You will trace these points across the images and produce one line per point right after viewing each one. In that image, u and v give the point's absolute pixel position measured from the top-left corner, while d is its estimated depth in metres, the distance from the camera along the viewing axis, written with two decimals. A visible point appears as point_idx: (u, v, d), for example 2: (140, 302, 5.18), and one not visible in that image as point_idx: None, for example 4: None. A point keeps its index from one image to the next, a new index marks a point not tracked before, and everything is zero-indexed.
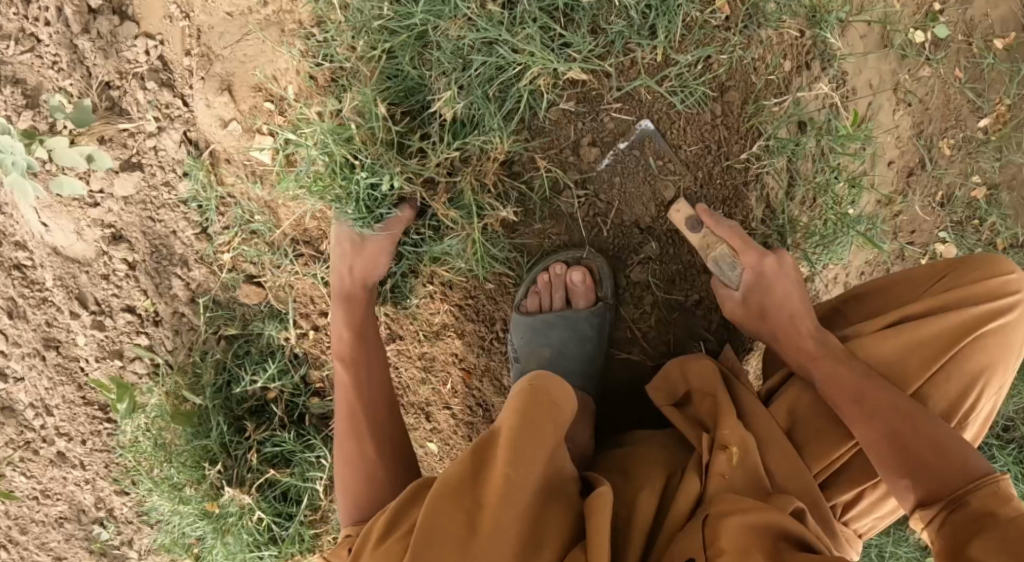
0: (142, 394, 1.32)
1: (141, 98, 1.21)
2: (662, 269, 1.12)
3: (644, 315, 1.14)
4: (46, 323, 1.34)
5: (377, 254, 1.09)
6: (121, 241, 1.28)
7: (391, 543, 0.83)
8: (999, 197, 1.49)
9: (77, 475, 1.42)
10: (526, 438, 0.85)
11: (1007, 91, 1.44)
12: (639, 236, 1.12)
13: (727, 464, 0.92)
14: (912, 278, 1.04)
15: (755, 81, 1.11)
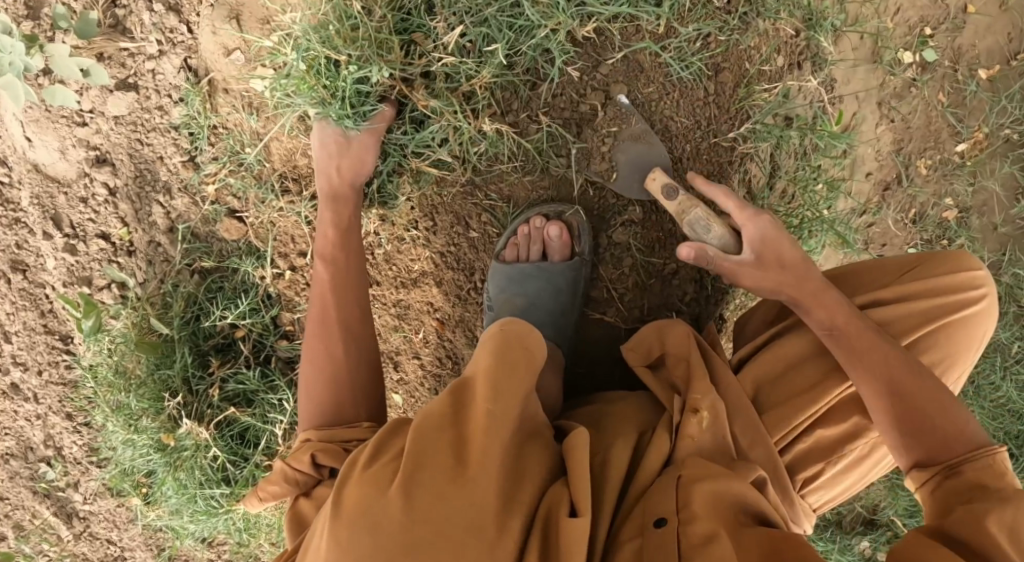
0: (108, 318, 1.29)
1: (145, 20, 1.23)
2: (644, 233, 1.14)
3: (622, 277, 1.15)
4: (16, 245, 1.31)
5: (362, 156, 1.09)
6: (104, 164, 1.28)
7: (373, 472, 0.76)
8: (969, 221, 1.55)
9: (29, 409, 1.39)
10: (504, 376, 0.80)
11: (986, 119, 1.49)
12: (624, 199, 1.14)
13: (698, 428, 0.94)
14: (882, 267, 1.10)
15: (749, 67, 1.14)
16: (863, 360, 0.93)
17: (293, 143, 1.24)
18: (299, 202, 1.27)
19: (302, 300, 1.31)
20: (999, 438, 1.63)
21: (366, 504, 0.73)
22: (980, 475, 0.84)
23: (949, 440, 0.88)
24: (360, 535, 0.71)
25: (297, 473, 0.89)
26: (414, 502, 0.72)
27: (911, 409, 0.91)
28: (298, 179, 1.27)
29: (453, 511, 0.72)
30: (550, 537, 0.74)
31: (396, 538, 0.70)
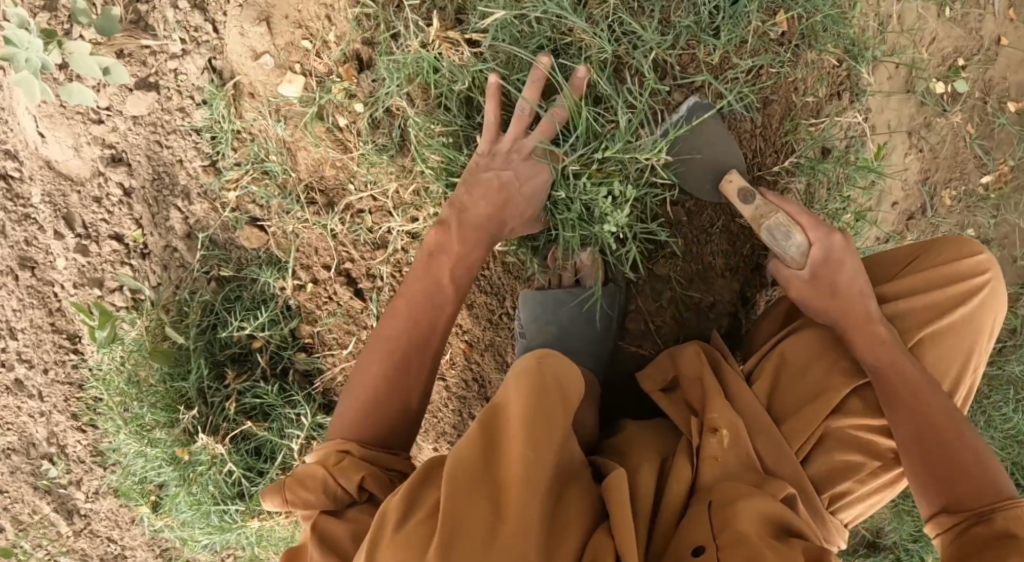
0: (121, 323, 1.25)
1: (169, 17, 1.19)
2: (684, 266, 1.12)
3: (660, 309, 1.14)
4: (25, 242, 1.27)
5: (522, 169, 1.00)
6: (120, 164, 1.24)
7: (410, 526, 0.75)
8: (990, 252, 1.56)
9: (33, 406, 1.34)
10: (541, 424, 0.79)
11: (1012, 152, 1.49)
12: (667, 230, 1.11)
13: (719, 447, 0.92)
14: (884, 263, 1.09)
15: (795, 99, 1.14)
16: (894, 386, 0.94)
17: (320, 150, 1.19)
18: (326, 214, 1.23)
19: (323, 314, 1.27)
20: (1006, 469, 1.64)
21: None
22: (1011, 525, 0.85)
23: (972, 476, 0.90)
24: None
25: (339, 492, 0.84)
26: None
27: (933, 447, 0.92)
28: (324, 191, 1.23)
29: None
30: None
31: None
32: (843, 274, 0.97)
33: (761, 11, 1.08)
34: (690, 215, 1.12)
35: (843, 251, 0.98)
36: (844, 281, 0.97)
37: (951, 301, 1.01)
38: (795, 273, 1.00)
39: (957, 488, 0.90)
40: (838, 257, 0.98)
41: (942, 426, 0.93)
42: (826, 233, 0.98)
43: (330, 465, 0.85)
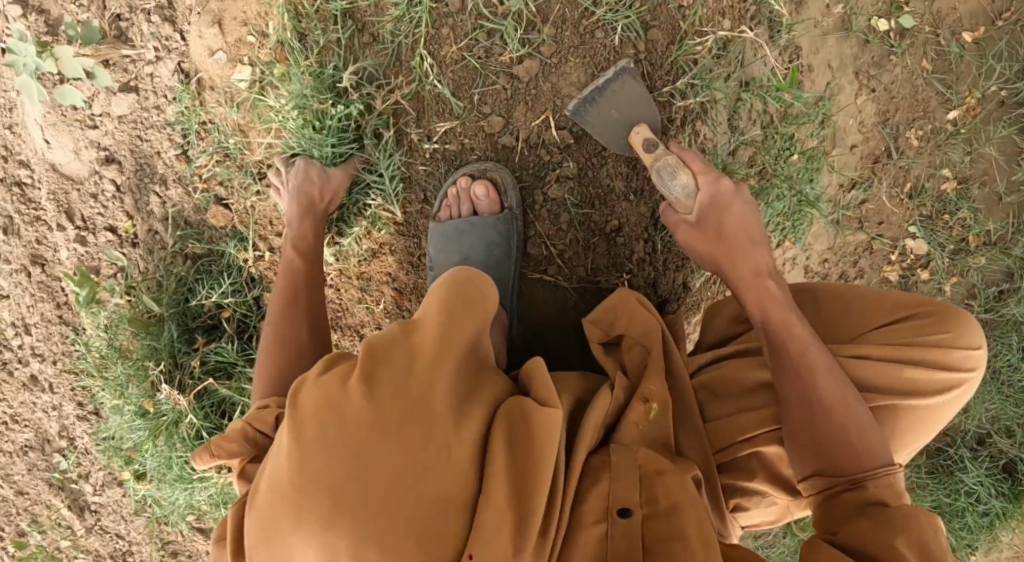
0: (104, 293, 1.39)
1: (144, 29, 1.34)
2: (581, 189, 1.20)
3: (561, 233, 1.22)
4: (36, 241, 1.43)
5: (331, 189, 1.21)
6: (112, 163, 1.39)
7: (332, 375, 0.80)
8: (970, 191, 1.50)
9: (46, 400, 1.49)
10: (457, 304, 0.87)
11: (975, 84, 1.45)
12: (559, 154, 1.20)
13: (643, 416, 1.00)
14: (872, 305, 1.05)
15: (681, 23, 1.20)
16: (790, 363, 0.95)
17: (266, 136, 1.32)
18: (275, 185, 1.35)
19: None
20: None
21: (332, 399, 0.76)
22: (879, 493, 0.88)
23: (850, 448, 0.90)
24: (326, 427, 0.75)
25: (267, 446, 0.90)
26: (379, 401, 0.76)
27: (814, 423, 0.92)
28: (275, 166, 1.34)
29: (422, 408, 0.77)
30: (523, 439, 0.81)
31: (366, 428, 0.74)
32: (727, 219, 1.05)
33: None
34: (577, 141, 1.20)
35: (728, 197, 1.05)
36: (731, 227, 1.05)
37: (922, 377, 0.98)
38: (682, 218, 1.08)
39: (834, 459, 0.91)
40: (722, 201, 1.05)
41: (839, 411, 0.92)
42: (714, 178, 1.06)
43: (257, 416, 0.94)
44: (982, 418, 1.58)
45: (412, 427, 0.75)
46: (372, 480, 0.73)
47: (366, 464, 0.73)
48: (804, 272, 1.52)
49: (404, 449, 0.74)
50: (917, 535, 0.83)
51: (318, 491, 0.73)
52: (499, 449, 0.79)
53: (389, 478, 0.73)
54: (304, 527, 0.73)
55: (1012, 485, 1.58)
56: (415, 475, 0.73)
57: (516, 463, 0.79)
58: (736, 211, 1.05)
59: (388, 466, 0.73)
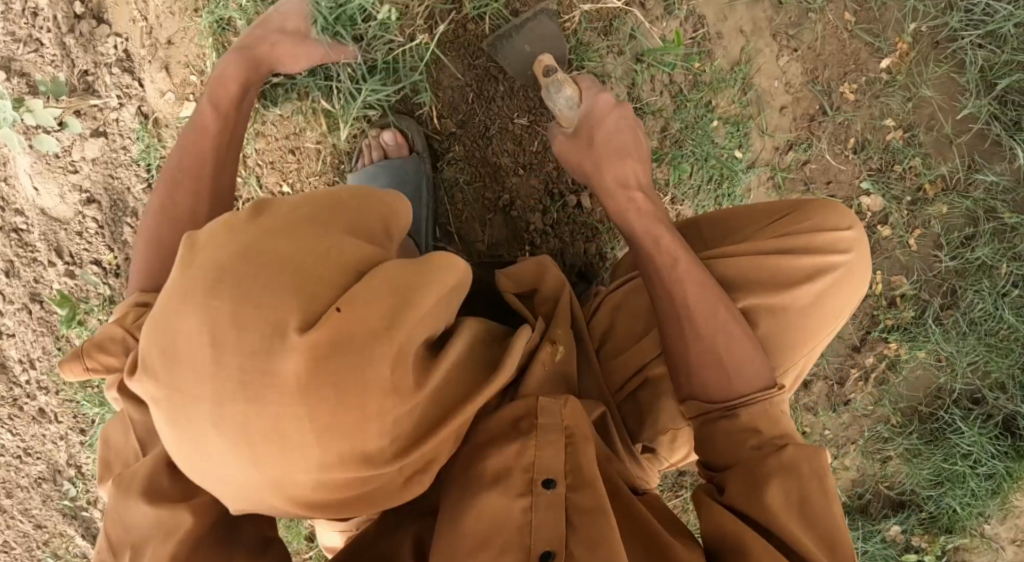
0: (87, 316, 1.61)
1: (108, 81, 1.51)
2: (472, 168, 1.29)
3: (457, 211, 1.30)
4: (34, 280, 1.62)
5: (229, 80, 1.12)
6: (92, 203, 1.56)
7: (217, 259, 0.67)
8: (918, 138, 1.47)
9: (53, 430, 1.71)
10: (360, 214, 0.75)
11: (904, 28, 1.44)
12: (446, 138, 1.28)
13: (550, 358, 0.97)
14: (754, 213, 1.06)
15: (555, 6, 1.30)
16: (669, 288, 0.97)
17: None
18: None
19: None
20: (1017, 378, 1.46)
21: (245, 267, 0.66)
22: (758, 424, 0.91)
23: (728, 379, 0.93)
24: (225, 299, 0.65)
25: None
26: (278, 210, 0.71)
27: (699, 351, 0.95)
28: None
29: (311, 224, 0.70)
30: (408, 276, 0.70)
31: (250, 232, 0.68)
32: (601, 132, 1.09)
33: None
34: (461, 125, 1.28)
35: (603, 107, 1.11)
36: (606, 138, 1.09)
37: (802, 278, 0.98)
38: (564, 132, 1.13)
39: (711, 388, 0.94)
40: (598, 112, 1.11)
41: (718, 338, 0.94)
42: (596, 92, 1.12)
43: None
44: (969, 373, 1.49)
45: (294, 232, 0.68)
46: (250, 274, 0.65)
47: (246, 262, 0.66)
48: None
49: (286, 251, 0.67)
50: (795, 484, 0.85)
51: (202, 273, 0.66)
52: (377, 278, 0.68)
53: (268, 272, 0.65)
54: (189, 312, 0.66)
55: (1015, 442, 1.48)
56: (297, 272, 0.66)
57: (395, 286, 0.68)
58: (611, 125, 1.09)
59: (262, 260, 0.66)
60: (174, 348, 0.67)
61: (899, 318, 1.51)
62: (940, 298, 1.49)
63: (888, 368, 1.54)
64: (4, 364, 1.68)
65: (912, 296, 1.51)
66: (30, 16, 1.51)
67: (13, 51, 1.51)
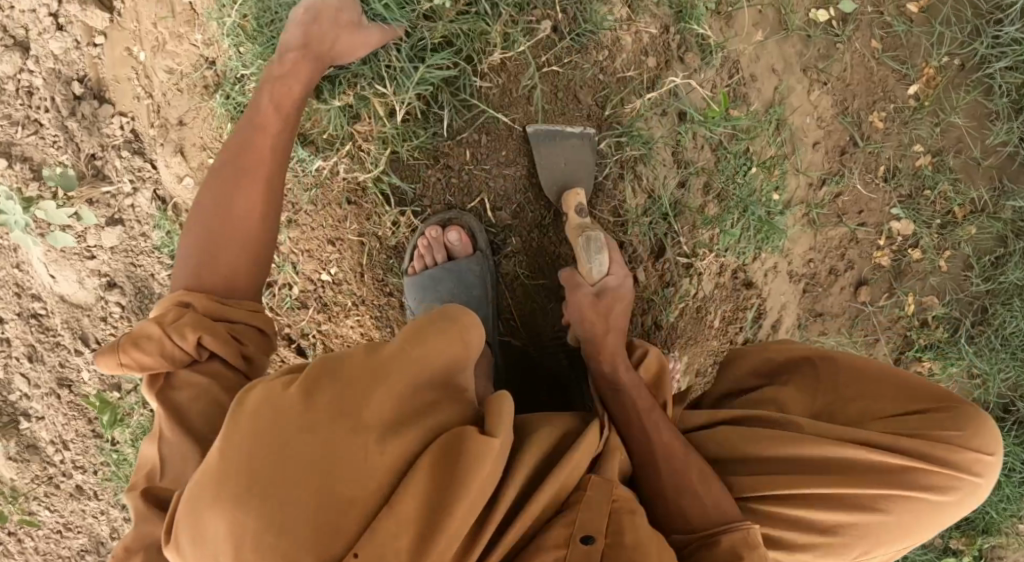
0: (126, 410, 1.58)
1: (118, 164, 1.44)
2: (530, 261, 1.20)
3: (520, 305, 1.21)
4: (60, 364, 1.57)
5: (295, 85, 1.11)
6: (114, 287, 1.49)
7: (255, 447, 0.84)
8: (946, 163, 1.47)
9: (94, 506, 1.65)
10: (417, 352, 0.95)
11: (930, 54, 1.44)
12: (502, 231, 1.19)
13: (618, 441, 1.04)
14: (905, 387, 1.06)
15: (603, 78, 1.22)
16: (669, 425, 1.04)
17: None
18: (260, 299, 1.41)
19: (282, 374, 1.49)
20: None
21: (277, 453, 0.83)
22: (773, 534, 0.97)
23: (700, 508, 0.97)
24: (272, 485, 0.82)
25: (176, 350, 1.00)
26: (319, 399, 0.88)
27: (685, 481, 0.99)
28: None
29: (355, 417, 0.88)
30: (452, 457, 0.90)
31: (294, 426, 0.85)
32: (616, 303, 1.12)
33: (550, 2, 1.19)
34: (516, 218, 1.20)
35: (625, 294, 1.13)
36: (616, 322, 1.11)
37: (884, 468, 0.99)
38: (581, 286, 1.12)
39: (686, 512, 0.98)
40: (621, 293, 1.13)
41: (699, 469, 1.00)
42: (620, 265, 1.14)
43: (168, 321, 1.01)
44: (1003, 386, 1.52)
45: (345, 429, 0.86)
46: (296, 475, 0.83)
47: (279, 458, 0.83)
48: (789, 276, 1.50)
49: (323, 448, 0.84)
50: None
51: (236, 480, 0.82)
52: (423, 472, 0.88)
53: (315, 469, 0.83)
54: (217, 515, 0.82)
55: None
56: (331, 479, 0.83)
57: (441, 475, 0.88)
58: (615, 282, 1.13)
59: (284, 455, 0.83)
60: (209, 543, 0.83)
61: (932, 337, 1.54)
62: (972, 316, 1.52)
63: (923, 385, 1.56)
64: (35, 447, 1.62)
65: (943, 315, 1.53)
66: (25, 96, 1.44)
67: (11, 135, 1.44)
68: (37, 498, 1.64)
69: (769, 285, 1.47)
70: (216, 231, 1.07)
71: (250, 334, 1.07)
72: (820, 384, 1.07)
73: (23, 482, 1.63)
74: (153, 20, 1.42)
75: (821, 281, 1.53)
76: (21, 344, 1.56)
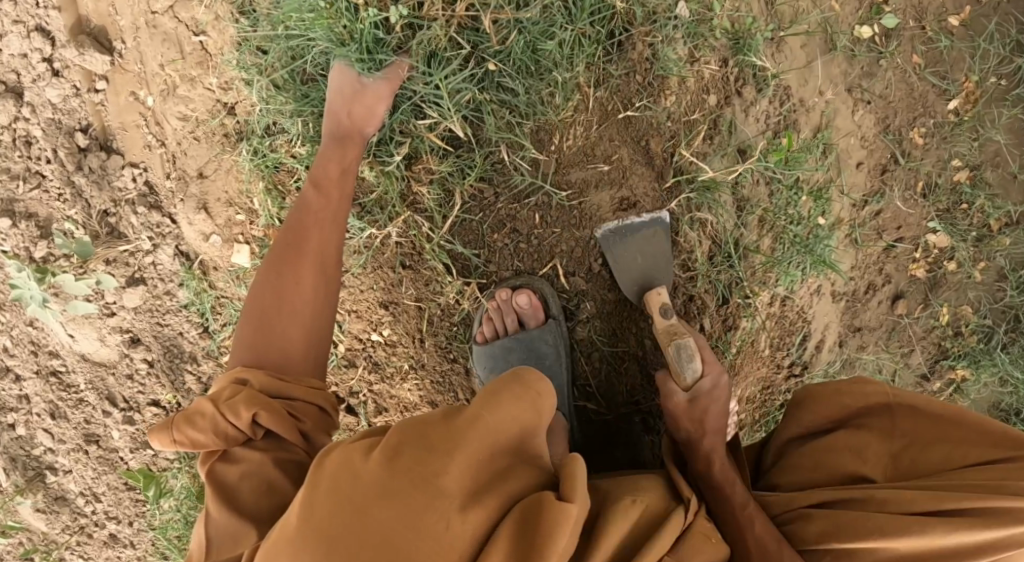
0: (167, 478, 1.53)
1: (134, 220, 1.36)
2: (604, 326, 1.22)
3: (597, 368, 1.22)
4: (85, 421, 1.51)
5: (370, 108, 1.12)
6: (139, 344, 1.43)
7: (336, 513, 0.80)
8: (984, 177, 1.47)
9: (130, 553, 1.59)
10: (502, 412, 0.87)
11: (971, 68, 1.42)
12: (574, 297, 1.22)
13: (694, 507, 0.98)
14: (970, 435, 1.01)
15: (673, 127, 1.22)
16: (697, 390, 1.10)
17: None
18: None
19: None
20: None
21: (357, 518, 0.79)
22: None
23: (773, 545, 0.95)
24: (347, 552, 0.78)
25: (231, 427, 0.94)
26: (394, 468, 0.82)
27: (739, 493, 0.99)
28: None
29: (432, 488, 0.81)
30: (531, 532, 0.82)
31: (370, 497, 0.80)
32: (711, 411, 1.09)
33: (611, 53, 1.20)
34: (589, 280, 1.22)
35: (722, 392, 1.10)
36: (714, 424, 1.08)
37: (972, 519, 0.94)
38: (677, 393, 1.10)
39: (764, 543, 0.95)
40: (716, 394, 1.10)
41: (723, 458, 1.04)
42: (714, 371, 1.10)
43: (224, 398, 0.95)
44: None
45: (421, 505, 0.79)
46: (369, 557, 0.78)
47: (351, 534, 0.79)
48: (832, 297, 1.49)
49: (398, 524, 0.79)
50: None
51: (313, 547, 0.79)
52: (499, 546, 0.81)
53: (390, 547, 0.78)
54: None
55: None
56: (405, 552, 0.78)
57: (520, 549, 0.81)
58: (715, 410, 1.08)
59: (360, 532, 0.79)
60: None
61: (966, 346, 1.55)
62: (1004, 324, 1.54)
63: (958, 394, 1.58)
64: (64, 498, 1.56)
65: (977, 325, 1.55)
66: (23, 147, 1.34)
67: (12, 190, 1.35)
68: (70, 547, 1.58)
69: (814, 307, 1.46)
70: (268, 307, 1.03)
71: (309, 411, 0.99)
72: (894, 427, 1.04)
73: (54, 532, 1.57)
74: (161, 62, 1.31)
75: (861, 297, 1.52)
76: (41, 401, 1.50)
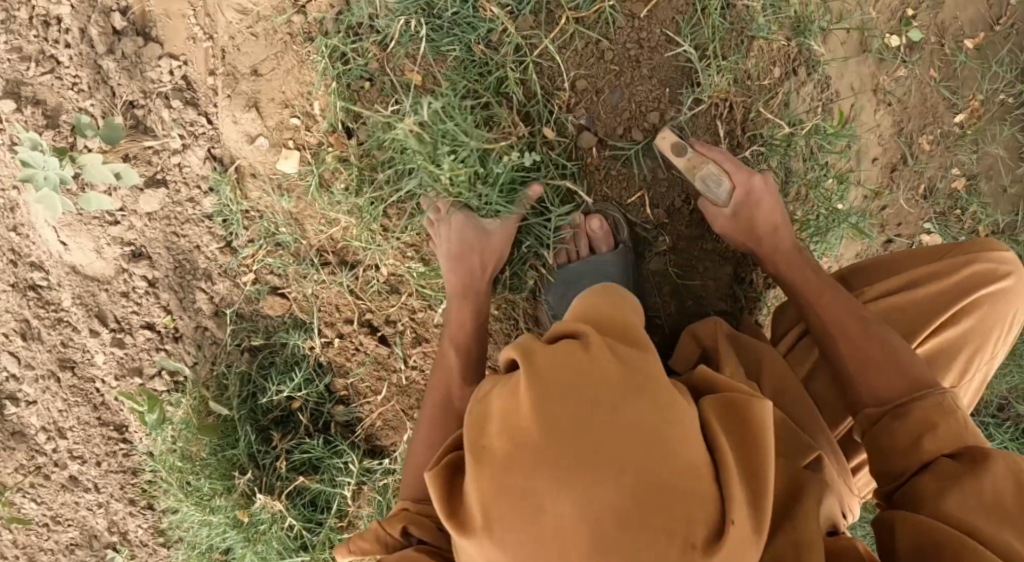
0: (167, 406, 1.35)
1: (165, 116, 1.26)
2: (678, 259, 1.28)
3: (664, 301, 1.29)
4: (62, 344, 1.34)
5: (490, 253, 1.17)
6: (141, 258, 1.30)
7: (571, 414, 0.68)
8: (978, 187, 1.61)
9: (90, 498, 1.41)
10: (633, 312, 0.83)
11: (978, 87, 1.57)
12: (654, 231, 1.27)
13: None
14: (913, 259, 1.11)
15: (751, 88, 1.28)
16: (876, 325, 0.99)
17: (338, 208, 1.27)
18: (341, 272, 1.31)
19: (352, 364, 1.36)
20: None
21: (600, 419, 0.67)
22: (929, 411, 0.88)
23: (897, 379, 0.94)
24: (609, 455, 0.66)
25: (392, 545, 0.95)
26: (633, 407, 0.68)
27: (915, 433, 0.88)
28: (335, 250, 1.31)
29: (661, 384, 0.72)
30: (740, 425, 0.74)
31: (606, 389, 0.69)
32: (760, 214, 1.15)
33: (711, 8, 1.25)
34: (669, 214, 1.27)
35: (763, 192, 1.15)
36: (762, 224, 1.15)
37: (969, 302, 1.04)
38: (720, 211, 1.17)
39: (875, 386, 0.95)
40: (758, 199, 1.15)
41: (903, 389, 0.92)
42: (746, 175, 1.15)
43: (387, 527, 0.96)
44: None
45: (661, 399, 0.70)
46: (632, 455, 0.66)
47: (604, 435, 0.67)
48: None
49: (653, 419, 0.68)
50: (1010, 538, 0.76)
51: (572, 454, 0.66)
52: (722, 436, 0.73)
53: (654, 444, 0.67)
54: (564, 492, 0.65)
55: None
56: (671, 445, 0.68)
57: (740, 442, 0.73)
58: (766, 205, 1.15)
59: (612, 430, 0.67)
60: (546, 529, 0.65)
61: None
62: None
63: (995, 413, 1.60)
64: (23, 434, 1.38)
65: None
66: (40, 27, 1.23)
67: (21, 71, 1.23)
68: (21, 490, 1.39)
69: None
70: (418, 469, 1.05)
71: None
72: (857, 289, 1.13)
73: (4, 472, 1.38)
74: None
75: None
76: (12, 319, 1.33)
